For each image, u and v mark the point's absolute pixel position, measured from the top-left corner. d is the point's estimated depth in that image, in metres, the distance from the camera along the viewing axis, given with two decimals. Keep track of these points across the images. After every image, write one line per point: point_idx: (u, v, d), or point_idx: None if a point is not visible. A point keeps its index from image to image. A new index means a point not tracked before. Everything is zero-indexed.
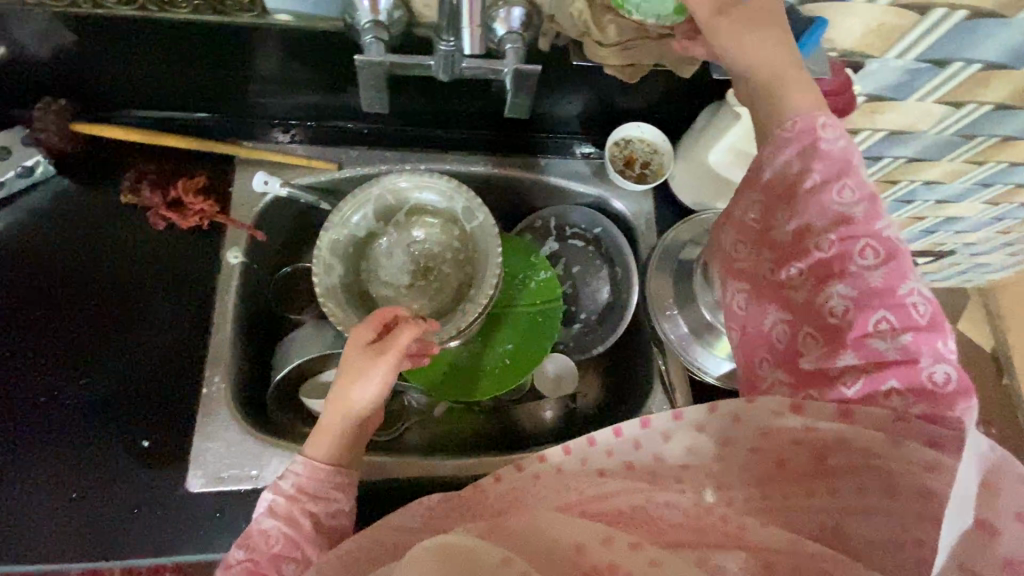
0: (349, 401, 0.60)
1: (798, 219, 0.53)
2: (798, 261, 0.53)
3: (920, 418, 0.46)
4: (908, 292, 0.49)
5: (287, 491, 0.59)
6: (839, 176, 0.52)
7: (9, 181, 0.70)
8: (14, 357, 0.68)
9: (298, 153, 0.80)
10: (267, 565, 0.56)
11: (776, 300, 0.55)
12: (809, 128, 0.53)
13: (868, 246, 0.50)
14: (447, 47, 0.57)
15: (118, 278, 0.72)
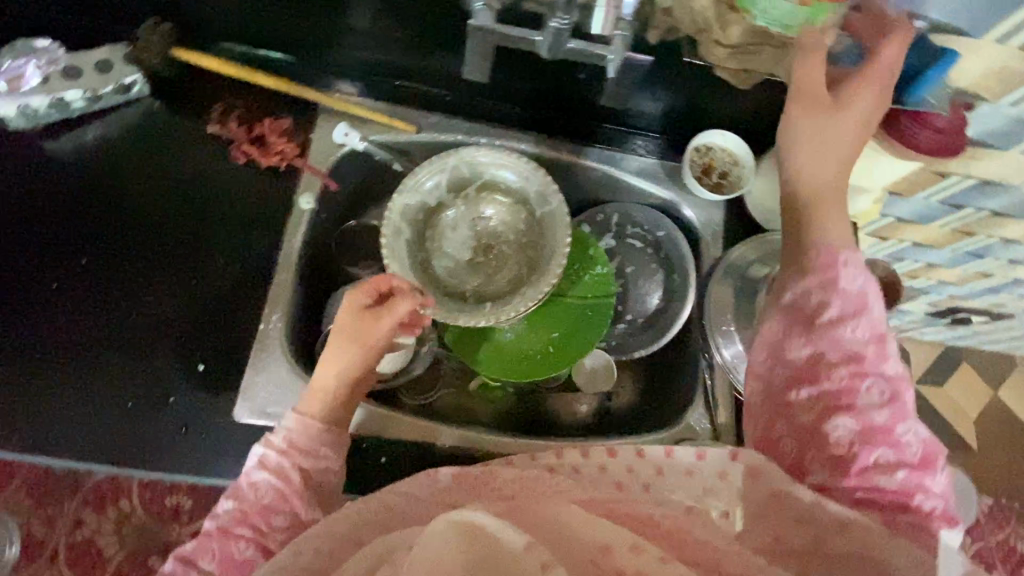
0: (338, 363, 0.63)
1: (811, 345, 0.54)
2: (808, 386, 0.53)
3: (909, 534, 0.47)
4: (906, 430, 0.50)
5: (278, 446, 0.61)
6: (855, 313, 0.53)
7: (106, 96, 0.72)
8: (87, 265, 0.71)
9: (378, 110, 0.80)
10: (256, 515, 0.57)
11: (781, 419, 0.54)
12: (830, 262, 0.55)
13: (875, 385, 0.51)
14: (558, 24, 0.57)
15: (193, 206, 0.74)
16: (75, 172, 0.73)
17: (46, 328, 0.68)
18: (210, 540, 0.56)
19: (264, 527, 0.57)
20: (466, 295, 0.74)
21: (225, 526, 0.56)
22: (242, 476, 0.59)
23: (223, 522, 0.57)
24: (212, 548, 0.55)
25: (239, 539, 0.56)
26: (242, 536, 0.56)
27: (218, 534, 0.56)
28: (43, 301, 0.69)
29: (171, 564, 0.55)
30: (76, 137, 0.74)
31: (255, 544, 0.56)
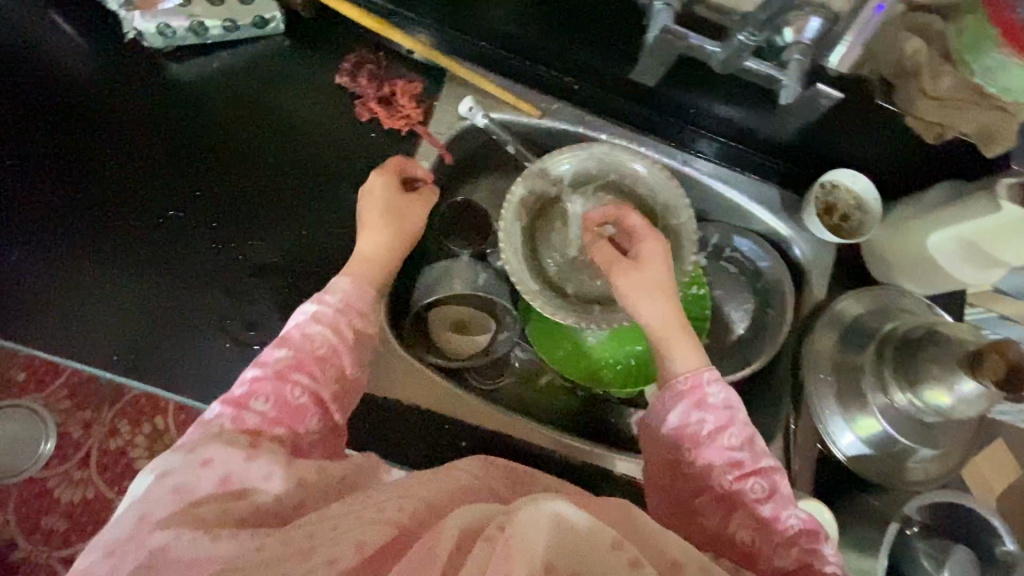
0: (380, 241, 0.69)
1: (699, 459, 0.61)
2: (706, 491, 0.60)
3: None
4: (789, 514, 0.58)
5: (335, 305, 0.63)
6: (727, 424, 0.61)
7: (243, 28, 0.71)
8: (199, 197, 0.70)
9: (503, 86, 0.78)
10: (311, 364, 0.60)
11: (690, 520, 0.61)
12: (696, 383, 0.62)
13: (757, 482, 0.59)
14: (745, 40, 0.55)
15: (308, 154, 0.73)
16: (197, 99, 0.72)
17: (154, 254, 0.68)
18: (264, 382, 0.58)
19: (317, 375, 0.60)
20: (567, 294, 0.71)
21: (281, 370, 0.59)
22: (296, 326, 0.62)
23: (280, 368, 0.59)
24: (267, 391, 0.58)
25: (294, 384, 0.59)
26: (298, 382, 0.59)
27: (274, 378, 0.59)
28: (153, 227, 0.69)
29: (224, 407, 0.57)
30: (201, 64, 0.73)
31: (308, 390, 0.59)
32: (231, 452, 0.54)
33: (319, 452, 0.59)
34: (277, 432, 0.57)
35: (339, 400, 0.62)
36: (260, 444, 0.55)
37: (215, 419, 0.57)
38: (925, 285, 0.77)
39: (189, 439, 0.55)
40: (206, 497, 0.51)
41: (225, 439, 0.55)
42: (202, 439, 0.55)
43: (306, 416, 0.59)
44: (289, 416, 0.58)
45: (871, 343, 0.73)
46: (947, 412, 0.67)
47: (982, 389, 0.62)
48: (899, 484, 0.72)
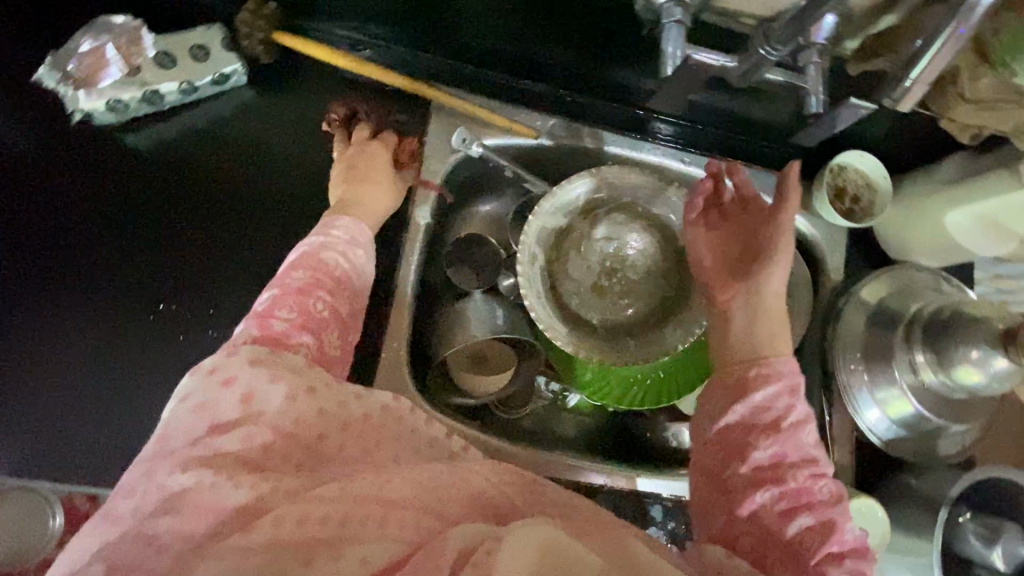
0: (373, 198, 0.64)
1: (775, 446, 0.53)
2: (774, 484, 0.52)
3: None
4: (852, 530, 0.51)
5: (342, 238, 0.58)
6: (810, 418, 0.55)
7: (202, 87, 0.65)
8: (190, 281, 0.64)
9: (489, 107, 0.72)
10: (326, 280, 0.55)
11: (739, 509, 0.52)
12: (792, 371, 0.56)
13: (825, 485, 0.53)
14: (767, 54, 0.50)
15: (298, 214, 0.67)
16: (165, 171, 0.66)
17: (150, 352, 0.62)
18: (284, 296, 0.53)
19: (337, 301, 0.55)
20: (592, 327, 0.69)
21: (300, 287, 0.53)
22: (306, 250, 0.56)
23: (301, 284, 0.54)
24: (290, 302, 0.52)
25: (317, 299, 0.54)
26: (320, 298, 0.54)
27: (295, 294, 0.53)
28: (144, 323, 0.62)
29: (246, 320, 0.51)
30: (161, 132, 0.66)
31: (330, 308, 0.54)
32: (255, 370, 0.47)
33: (340, 369, 0.55)
34: (303, 342, 0.51)
35: (354, 321, 0.57)
36: (281, 359, 0.48)
37: (239, 332, 0.51)
38: (936, 258, 0.77)
39: (207, 360, 0.48)
40: (229, 425, 0.45)
41: (248, 354, 0.48)
42: (223, 356, 0.48)
43: (329, 332, 0.54)
44: (313, 326, 0.53)
45: (899, 326, 0.72)
46: (978, 389, 0.68)
47: (1012, 366, 0.63)
48: (931, 461, 0.74)
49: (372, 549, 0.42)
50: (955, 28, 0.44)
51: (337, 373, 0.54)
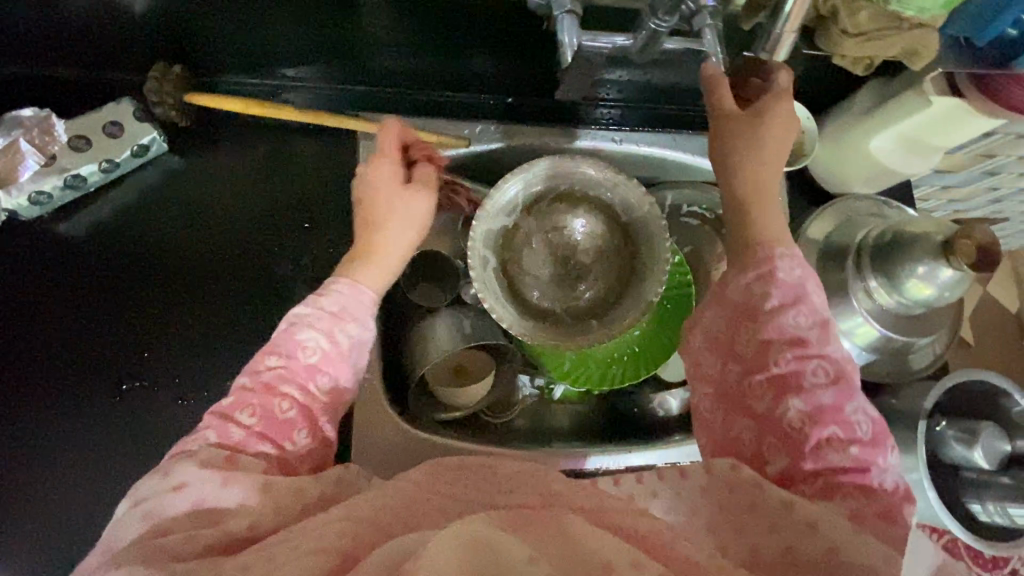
0: (394, 234, 0.61)
1: (760, 338, 0.54)
2: (761, 372, 0.54)
3: (875, 520, 0.48)
4: (855, 410, 0.51)
5: (327, 312, 0.55)
6: (795, 301, 0.55)
7: (123, 162, 0.64)
8: (152, 356, 0.64)
9: (414, 126, 0.74)
10: (301, 376, 0.51)
11: (735, 412, 0.54)
12: (769, 255, 0.57)
13: (820, 366, 0.52)
14: (657, 27, 0.52)
15: (246, 269, 0.67)
16: (103, 252, 0.65)
17: (126, 433, 0.62)
18: (249, 392, 0.50)
19: (311, 389, 0.52)
20: (557, 316, 0.70)
21: (269, 381, 0.50)
22: (281, 332, 0.53)
23: (267, 378, 0.50)
24: (254, 405, 0.49)
25: (284, 397, 0.50)
26: (287, 396, 0.50)
27: (261, 390, 0.50)
28: (112, 407, 0.62)
29: (207, 420, 0.49)
30: (92, 215, 0.66)
31: (298, 406, 0.51)
32: (205, 476, 0.45)
33: (310, 469, 0.51)
34: (263, 451, 0.49)
35: (331, 412, 0.53)
36: (238, 466, 0.47)
37: (197, 432, 0.49)
38: (872, 185, 0.79)
39: (165, 462, 0.47)
40: (175, 527, 0.43)
41: (200, 458, 0.46)
42: (174, 459, 0.47)
43: (297, 431, 0.50)
44: (276, 433, 0.49)
45: (848, 256, 0.74)
46: (933, 301, 0.70)
47: (960, 273, 0.66)
48: (904, 379, 0.77)
49: (316, 562, 0.41)
50: None
51: (306, 473, 0.51)
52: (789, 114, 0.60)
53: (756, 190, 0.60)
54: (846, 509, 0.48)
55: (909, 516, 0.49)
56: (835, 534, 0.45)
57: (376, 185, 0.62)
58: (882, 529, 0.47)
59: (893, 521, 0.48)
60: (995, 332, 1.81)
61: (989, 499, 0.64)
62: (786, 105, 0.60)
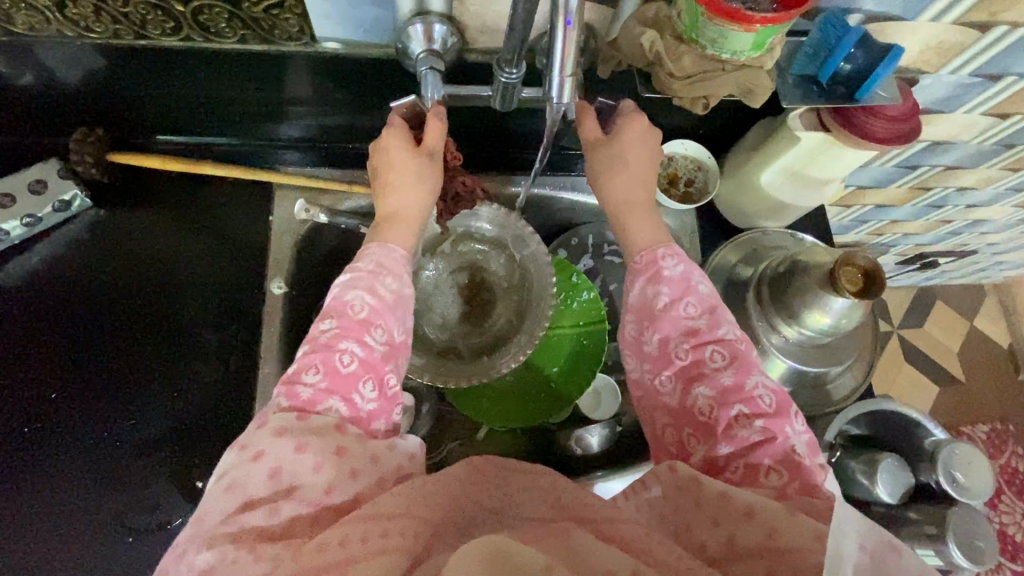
0: (419, 196, 0.60)
1: (658, 333, 0.55)
2: (666, 368, 0.55)
3: (800, 498, 0.47)
4: (755, 384, 0.52)
5: (368, 268, 0.56)
6: (684, 294, 0.56)
7: (46, 217, 0.70)
8: (57, 397, 0.66)
9: (335, 177, 0.80)
10: (356, 330, 0.52)
11: (655, 409, 0.55)
12: (652, 259, 0.59)
13: (716, 350, 0.54)
14: (507, 79, 0.55)
15: (158, 310, 0.71)
16: (22, 301, 0.69)
17: (23, 476, 0.63)
18: (312, 354, 0.50)
19: (368, 341, 0.52)
20: (460, 350, 0.73)
21: (329, 339, 0.51)
22: (330, 296, 0.54)
23: (327, 337, 0.51)
24: (316, 363, 0.50)
25: (343, 352, 0.51)
26: (347, 350, 0.51)
27: (321, 348, 0.51)
28: (14, 447, 0.63)
29: (275, 389, 0.49)
30: (16, 264, 0.70)
31: (359, 358, 0.51)
32: (282, 440, 0.45)
33: (384, 423, 0.51)
34: (333, 406, 0.48)
35: (389, 362, 0.54)
36: (310, 424, 0.46)
37: (271, 402, 0.49)
38: (780, 219, 0.80)
39: (225, 457, 0.47)
40: (259, 501, 0.44)
41: (275, 424, 0.46)
42: (254, 430, 0.47)
43: (361, 384, 0.50)
44: (342, 387, 0.49)
45: (751, 286, 0.75)
46: (834, 330, 0.70)
47: (847, 302, 0.65)
48: (827, 407, 0.75)
49: None
50: (563, 21, 0.40)
51: (380, 429, 0.51)
52: (652, 135, 0.63)
53: (619, 208, 0.63)
54: (773, 490, 0.48)
55: (823, 478, 0.50)
56: (770, 517, 0.44)
57: (389, 155, 0.59)
58: (804, 500, 0.47)
59: (814, 493, 0.47)
60: (986, 367, 1.75)
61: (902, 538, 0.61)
62: (639, 120, 0.63)
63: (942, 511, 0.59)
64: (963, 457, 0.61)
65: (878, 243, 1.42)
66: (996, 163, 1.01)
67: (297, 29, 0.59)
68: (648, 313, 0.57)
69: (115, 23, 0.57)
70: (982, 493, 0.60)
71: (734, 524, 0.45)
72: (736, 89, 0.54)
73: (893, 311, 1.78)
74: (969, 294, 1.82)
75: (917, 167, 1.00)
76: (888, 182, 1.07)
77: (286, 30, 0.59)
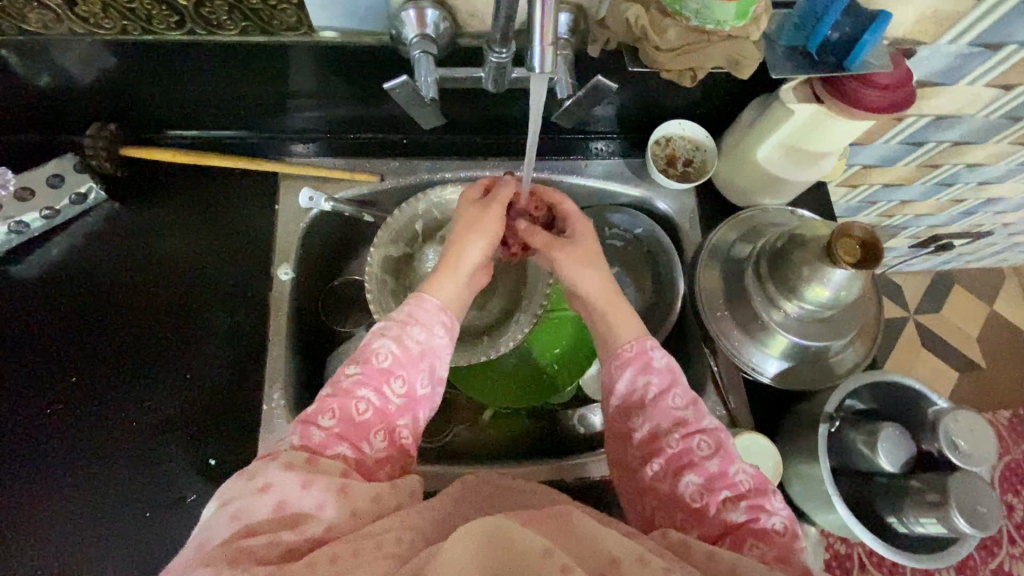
0: (467, 245, 0.64)
1: (648, 421, 0.56)
2: (655, 457, 0.55)
3: (781, 570, 0.48)
4: (739, 470, 0.53)
5: (399, 317, 0.59)
6: (671, 385, 0.57)
7: (63, 209, 0.73)
8: (78, 381, 0.69)
9: (340, 166, 0.82)
10: (377, 379, 0.55)
11: (644, 493, 0.56)
12: (639, 351, 0.59)
13: (702, 439, 0.55)
14: (498, 59, 0.56)
15: (171, 297, 0.74)
16: (44, 291, 0.72)
17: (43, 455, 0.66)
18: (330, 399, 0.53)
19: (386, 392, 0.55)
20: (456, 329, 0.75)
21: (348, 384, 0.54)
22: (363, 342, 0.58)
23: (347, 383, 0.54)
24: (333, 407, 0.53)
25: (361, 399, 0.53)
26: (364, 398, 0.54)
27: (339, 392, 0.54)
28: (37, 429, 0.66)
29: (292, 425, 0.52)
30: (38, 256, 0.74)
31: (374, 408, 0.54)
32: (290, 475, 0.47)
33: (388, 473, 0.53)
34: (342, 451, 0.51)
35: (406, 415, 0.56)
36: (318, 466, 0.49)
37: (286, 438, 0.52)
38: (779, 196, 0.80)
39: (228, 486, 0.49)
40: (260, 527, 0.46)
41: (284, 460, 0.49)
42: (264, 462, 0.49)
43: (372, 433, 0.53)
44: (355, 433, 0.52)
45: (749, 270, 0.74)
46: (834, 303, 0.68)
47: (847, 272, 0.64)
48: (830, 382, 0.74)
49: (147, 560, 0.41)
50: None
51: (383, 477, 0.53)
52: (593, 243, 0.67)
53: (601, 299, 0.64)
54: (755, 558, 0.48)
55: (803, 553, 0.50)
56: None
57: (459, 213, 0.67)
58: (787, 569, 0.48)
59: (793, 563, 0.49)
60: (1007, 351, 1.71)
61: (906, 510, 0.61)
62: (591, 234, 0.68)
63: (943, 479, 0.59)
64: (968, 426, 0.60)
65: (888, 226, 1.41)
66: (1005, 138, 1.00)
67: (296, 19, 0.61)
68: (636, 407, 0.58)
69: (122, 18, 0.60)
70: (984, 461, 0.60)
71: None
72: (722, 59, 0.55)
73: (908, 297, 1.75)
74: (988, 278, 1.78)
75: (922, 144, 0.99)
76: (894, 160, 1.06)
77: (285, 20, 0.61)
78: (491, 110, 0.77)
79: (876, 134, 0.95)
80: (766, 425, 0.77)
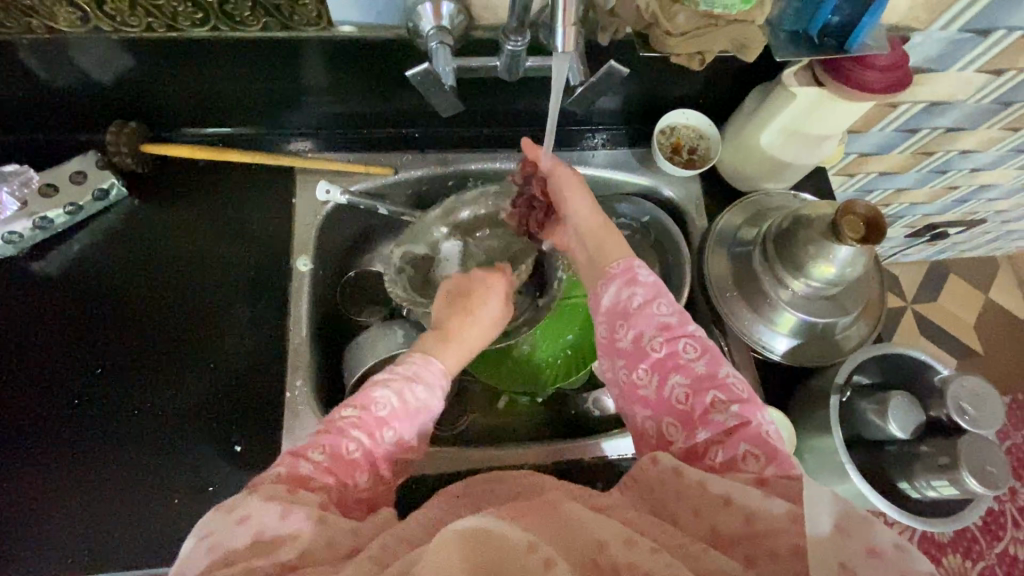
0: (475, 326, 0.67)
1: (634, 329, 0.57)
2: (641, 362, 0.56)
3: (778, 483, 0.46)
4: (728, 372, 0.53)
5: (406, 373, 0.59)
6: (657, 295, 0.58)
7: (87, 205, 0.75)
8: (104, 372, 0.70)
9: (350, 160, 0.83)
10: (372, 425, 0.54)
11: (632, 400, 0.56)
12: (625, 268, 0.61)
13: (689, 343, 0.55)
14: (513, 47, 0.58)
15: (194, 289, 0.75)
16: (68, 284, 0.74)
17: (69, 446, 0.67)
18: (321, 435, 0.53)
19: (377, 437, 0.54)
20: None
21: (343, 424, 0.53)
22: (362, 388, 0.57)
23: (342, 421, 0.54)
24: (324, 443, 0.52)
25: (351, 439, 0.53)
26: (355, 439, 0.53)
27: (327, 430, 0.53)
28: (64, 418, 0.68)
29: (281, 458, 0.51)
30: (61, 253, 0.75)
31: (364, 448, 0.53)
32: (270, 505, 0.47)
33: (361, 512, 0.53)
34: (327, 484, 0.50)
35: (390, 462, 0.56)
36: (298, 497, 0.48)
37: (270, 468, 0.51)
38: (784, 179, 0.83)
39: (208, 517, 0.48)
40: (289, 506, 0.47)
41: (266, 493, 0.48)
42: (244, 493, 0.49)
43: (357, 475, 0.52)
44: (341, 471, 0.51)
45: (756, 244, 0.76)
46: (840, 280, 0.70)
47: (853, 249, 0.66)
48: (838, 354, 0.76)
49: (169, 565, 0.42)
50: None
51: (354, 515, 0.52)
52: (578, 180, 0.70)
53: (591, 227, 0.67)
54: (751, 476, 0.47)
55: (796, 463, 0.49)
56: (736, 510, 0.44)
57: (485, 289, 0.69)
58: (782, 483, 0.46)
59: (792, 472, 0.47)
60: (1004, 337, 1.74)
61: (918, 476, 0.63)
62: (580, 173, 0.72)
63: (953, 442, 0.61)
64: (974, 388, 0.63)
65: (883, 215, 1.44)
66: (997, 123, 1.03)
67: (316, 14, 0.63)
68: (621, 314, 0.59)
69: (148, 15, 0.62)
70: (992, 421, 0.62)
71: (710, 517, 0.45)
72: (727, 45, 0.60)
73: (905, 287, 1.78)
74: (983, 266, 1.81)
75: (916, 131, 1.02)
76: (890, 147, 1.09)
77: (305, 16, 0.63)
78: (500, 100, 0.80)
79: (873, 120, 0.98)
80: (777, 403, 0.79)
